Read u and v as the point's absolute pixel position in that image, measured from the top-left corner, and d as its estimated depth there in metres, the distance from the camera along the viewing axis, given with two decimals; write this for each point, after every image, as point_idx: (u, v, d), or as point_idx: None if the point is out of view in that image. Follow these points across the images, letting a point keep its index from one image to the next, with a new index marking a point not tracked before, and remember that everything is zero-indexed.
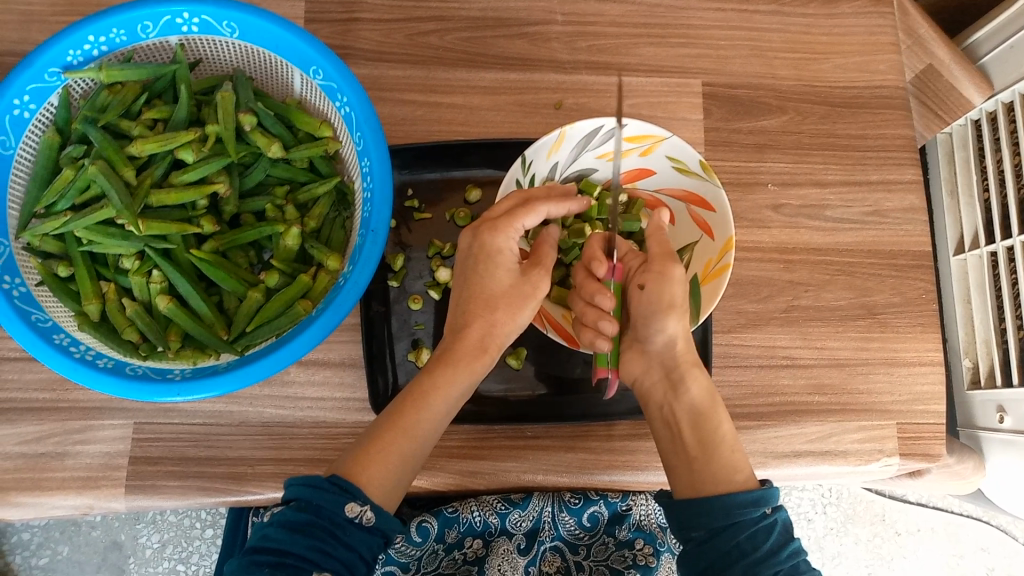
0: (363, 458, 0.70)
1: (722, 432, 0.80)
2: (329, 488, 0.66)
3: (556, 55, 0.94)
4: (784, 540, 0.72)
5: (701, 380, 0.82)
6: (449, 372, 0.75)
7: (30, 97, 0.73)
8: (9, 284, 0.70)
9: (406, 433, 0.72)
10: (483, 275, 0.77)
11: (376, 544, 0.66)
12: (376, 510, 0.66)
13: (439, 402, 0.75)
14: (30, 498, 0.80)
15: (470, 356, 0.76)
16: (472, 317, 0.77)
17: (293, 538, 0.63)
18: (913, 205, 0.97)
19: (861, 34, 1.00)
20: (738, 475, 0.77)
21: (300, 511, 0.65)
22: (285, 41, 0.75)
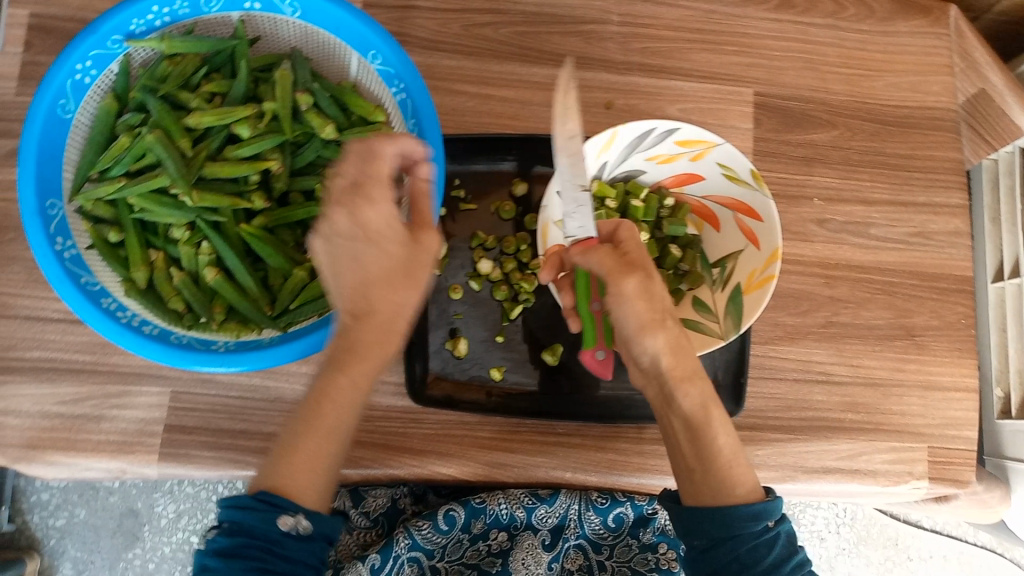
0: (290, 469, 0.63)
1: (722, 445, 0.69)
2: (256, 509, 0.61)
3: (610, 55, 0.94)
4: (786, 554, 0.66)
5: (700, 390, 0.70)
6: (368, 360, 0.65)
7: (92, 63, 0.73)
8: (61, 245, 0.69)
9: (331, 434, 0.64)
10: (371, 249, 0.64)
11: (319, 549, 0.63)
12: (312, 517, 0.62)
13: (353, 396, 0.65)
14: (66, 458, 0.80)
15: (372, 337, 0.65)
16: (374, 298, 0.64)
17: (229, 564, 0.60)
18: (958, 229, 0.97)
19: (917, 54, 0.99)
20: (738, 489, 0.68)
21: (231, 536, 0.61)
22: (347, 24, 0.75)
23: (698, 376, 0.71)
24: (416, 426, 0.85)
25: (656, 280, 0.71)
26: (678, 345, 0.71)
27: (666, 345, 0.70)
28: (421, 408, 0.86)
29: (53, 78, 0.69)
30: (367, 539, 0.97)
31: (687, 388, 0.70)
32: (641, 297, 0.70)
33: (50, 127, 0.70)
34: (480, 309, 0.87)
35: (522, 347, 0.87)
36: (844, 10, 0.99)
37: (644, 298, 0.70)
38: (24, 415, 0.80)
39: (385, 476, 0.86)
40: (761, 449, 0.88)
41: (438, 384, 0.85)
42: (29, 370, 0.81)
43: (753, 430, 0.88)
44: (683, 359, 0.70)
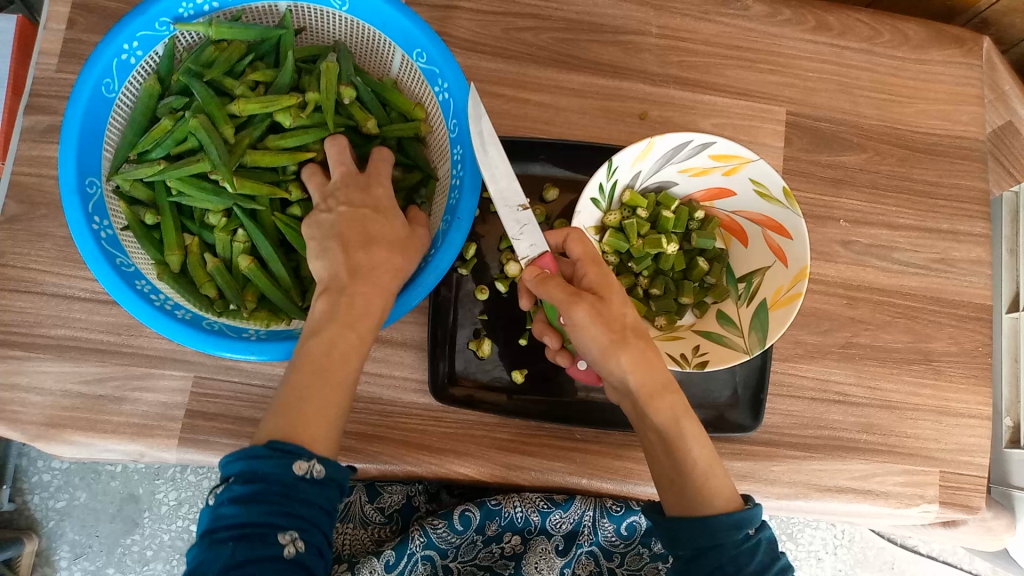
0: (298, 419, 0.60)
1: (694, 458, 0.68)
2: (271, 456, 0.57)
3: (646, 66, 0.95)
4: (767, 561, 0.67)
5: (673, 401, 0.69)
6: (364, 314, 0.64)
7: (139, 44, 0.73)
8: (99, 225, 0.69)
9: (338, 385, 0.62)
10: (372, 217, 0.68)
11: (332, 493, 0.60)
12: (326, 462, 0.59)
13: (357, 348, 0.63)
14: (85, 438, 0.80)
15: (369, 292, 0.64)
16: (373, 258, 0.65)
17: (248, 510, 0.56)
18: (980, 258, 0.98)
19: (948, 83, 1.00)
20: (716, 500, 0.67)
21: (246, 483, 0.57)
22: (393, 20, 0.74)
23: (667, 388, 0.69)
24: (436, 425, 0.85)
25: (611, 302, 0.70)
26: (646, 360, 0.69)
27: (631, 363, 0.68)
28: (442, 407, 0.85)
29: (101, 56, 0.69)
30: (382, 534, 0.98)
31: (658, 401, 0.68)
32: (597, 319, 0.68)
33: (94, 106, 0.70)
34: (505, 311, 0.87)
35: (545, 351, 0.87)
36: (879, 36, 1.00)
37: (599, 320, 0.68)
38: (46, 392, 0.80)
39: (402, 473, 0.85)
40: (777, 465, 0.88)
41: (461, 383, 0.86)
42: (53, 348, 0.81)
43: (770, 446, 0.88)
44: (650, 370, 0.69)
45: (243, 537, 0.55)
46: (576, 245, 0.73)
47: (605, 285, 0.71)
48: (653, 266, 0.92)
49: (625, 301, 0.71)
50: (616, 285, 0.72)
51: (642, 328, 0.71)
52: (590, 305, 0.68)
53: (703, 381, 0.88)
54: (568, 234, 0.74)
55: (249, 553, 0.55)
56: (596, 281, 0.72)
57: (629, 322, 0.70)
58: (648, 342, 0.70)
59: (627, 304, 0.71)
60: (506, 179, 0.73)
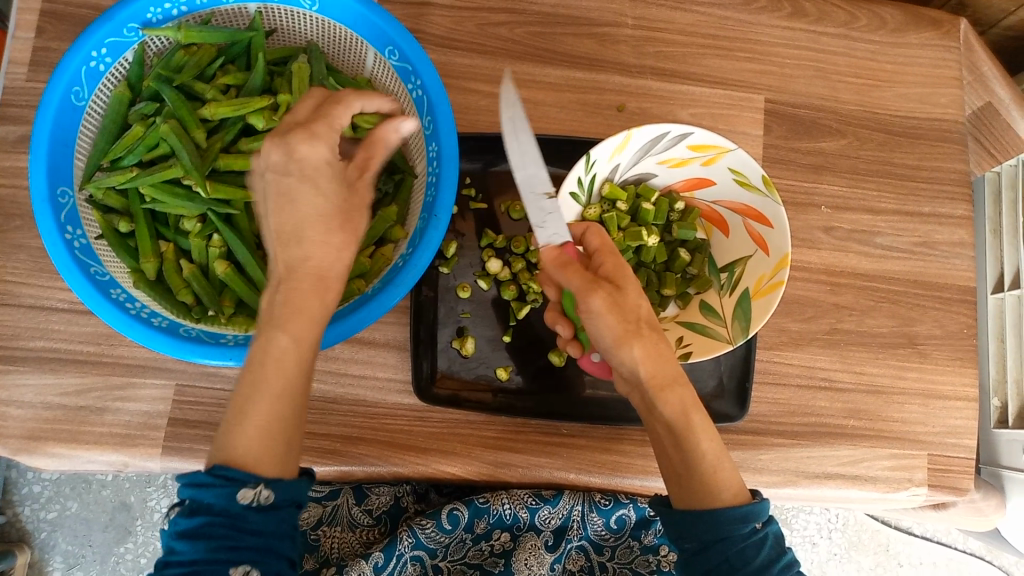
0: (243, 435, 0.57)
1: (703, 452, 0.67)
2: (212, 485, 0.55)
3: (623, 58, 0.95)
4: (776, 554, 0.65)
5: (684, 395, 0.68)
6: (308, 315, 0.60)
7: (107, 50, 0.72)
8: (71, 234, 0.68)
9: (281, 393, 0.59)
10: (298, 189, 0.60)
11: (288, 514, 0.59)
12: (272, 485, 0.58)
13: (301, 353, 0.60)
14: (68, 451, 0.80)
15: (306, 284, 0.60)
16: (304, 243, 0.60)
17: (196, 545, 0.56)
18: (963, 240, 0.98)
19: (926, 66, 1.00)
20: (723, 493, 0.66)
21: (192, 516, 0.56)
22: (366, 19, 0.74)
23: (678, 381, 0.68)
24: (421, 425, 0.85)
25: (627, 292, 0.69)
26: (658, 353, 0.68)
27: (643, 355, 0.67)
28: (426, 407, 0.85)
29: (68, 64, 0.68)
30: (370, 537, 0.98)
31: (667, 395, 0.67)
32: (611, 309, 0.67)
33: (63, 114, 0.69)
34: (488, 308, 0.87)
35: (528, 348, 0.87)
36: (857, 20, 0.99)
37: (614, 310, 0.67)
38: (27, 405, 0.79)
39: (388, 474, 0.85)
40: (765, 453, 0.88)
41: (444, 382, 0.85)
42: (32, 360, 0.80)
43: (756, 434, 0.88)
44: (663, 362, 0.68)
45: (194, 574, 0.55)
46: (595, 236, 0.72)
47: (622, 275, 0.70)
48: (635, 259, 0.92)
49: (640, 293, 0.70)
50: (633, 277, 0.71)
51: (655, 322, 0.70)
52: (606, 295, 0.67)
53: (688, 372, 0.88)
54: (586, 227, 0.73)
55: None
56: (614, 270, 0.70)
57: (644, 314, 0.69)
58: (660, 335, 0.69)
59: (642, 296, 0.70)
60: (534, 165, 0.69)
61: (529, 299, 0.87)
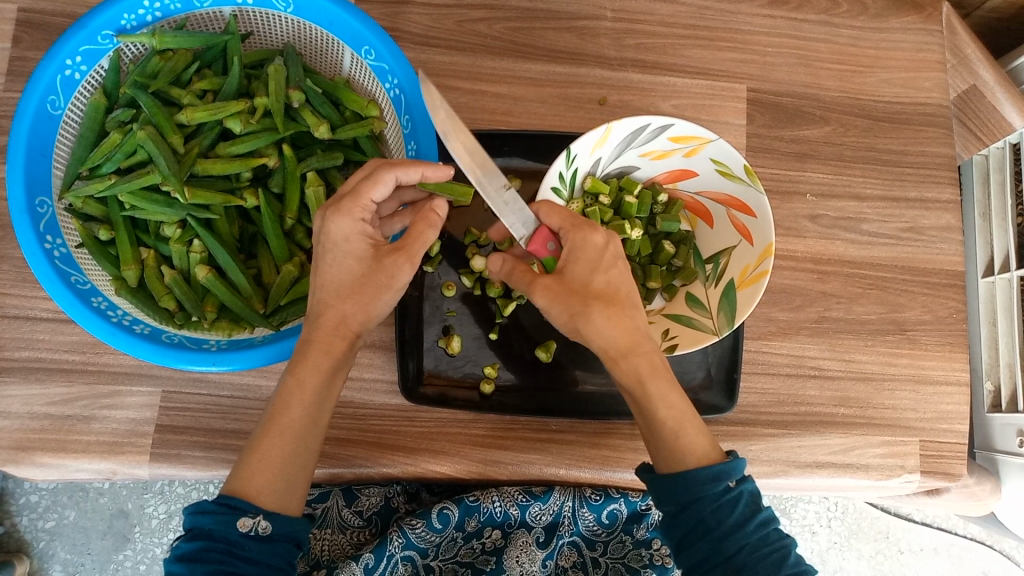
0: (248, 470, 0.65)
1: (663, 419, 0.68)
2: (214, 512, 0.62)
3: (603, 51, 0.94)
4: (749, 513, 0.65)
5: (642, 363, 0.67)
6: (315, 365, 0.67)
7: (82, 59, 0.72)
8: (51, 244, 0.68)
9: (290, 436, 0.66)
10: (337, 261, 0.66)
11: (283, 548, 0.65)
12: (272, 517, 0.64)
13: (304, 399, 0.67)
14: (55, 460, 0.80)
15: (325, 343, 0.67)
16: (324, 305, 0.67)
17: (191, 568, 0.62)
18: (950, 224, 0.97)
19: (908, 50, 1.00)
20: (687, 456, 0.67)
21: (194, 540, 0.63)
22: (340, 19, 0.74)
23: (635, 351, 0.67)
24: (408, 425, 0.85)
25: (578, 266, 0.68)
26: (612, 327, 0.67)
27: (606, 322, 0.66)
28: (413, 407, 0.85)
29: (43, 73, 0.68)
30: (361, 537, 0.98)
31: (620, 364, 0.68)
32: (569, 284, 0.67)
33: (40, 122, 0.69)
34: (474, 306, 0.87)
35: (515, 344, 0.86)
36: (838, 6, 0.99)
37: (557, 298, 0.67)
38: (13, 416, 0.80)
39: (378, 475, 0.85)
40: (756, 444, 0.88)
41: (432, 381, 0.85)
42: (18, 370, 0.80)
43: (747, 425, 0.88)
44: (621, 330, 0.67)
45: None
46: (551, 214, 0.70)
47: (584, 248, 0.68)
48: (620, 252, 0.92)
49: (595, 269, 0.68)
50: (591, 242, 0.68)
51: (617, 292, 0.68)
52: (546, 285, 0.68)
53: (676, 364, 0.87)
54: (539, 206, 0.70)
55: None
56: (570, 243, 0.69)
57: (593, 288, 0.67)
58: (619, 307, 0.67)
59: (600, 269, 0.68)
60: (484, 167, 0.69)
61: (516, 295, 0.85)
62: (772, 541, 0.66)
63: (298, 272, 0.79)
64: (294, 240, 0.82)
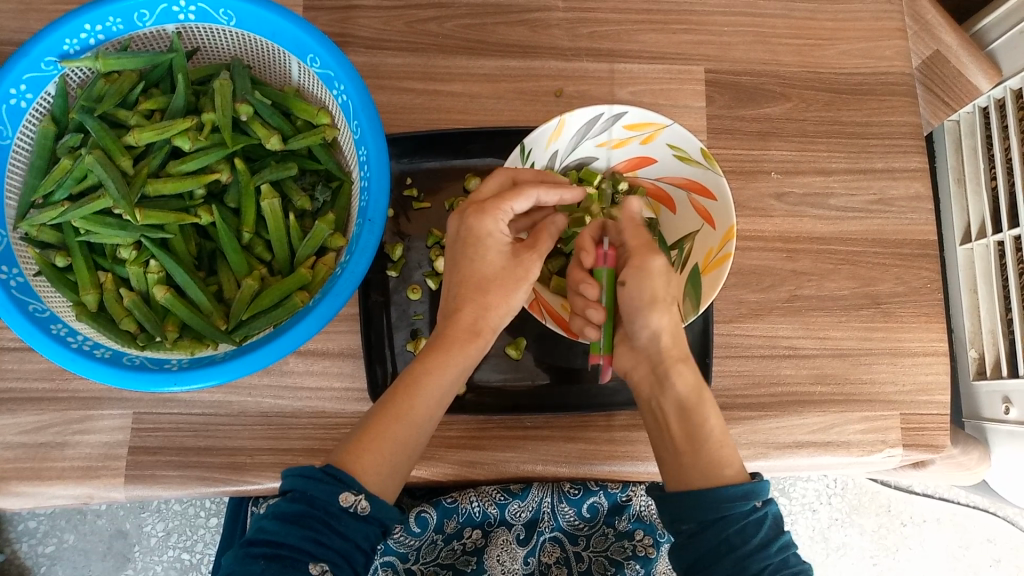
0: (358, 447, 0.68)
1: (710, 428, 0.77)
2: (322, 481, 0.64)
3: (556, 42, 0.94)
4: (773, 534, 0.70)
5: (692, 375, 0.79)
6: (446, 358, 0.73)
7: (27, 87, 0.72)
8: (6, 275, 0.69)
9: (410, 422, 0.71)
10: (476, 254, 0.74)
11: (373, 534, 0.64)
12: (371, 498, 0.64)
13: (433, 388, 0.72)
14: (31, 488, 0.80)
15: (460, 339, 0.74)
16: (463, 301, 0.75)
17: (287, 529, 0.61)
18: (919, 193, 0.96)
19: (867, 20, 0.99)
20: (726, 469, 0.74)
21: (293, 502, 0.63)
22: (282, 29, 0.73)
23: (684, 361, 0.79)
24: None
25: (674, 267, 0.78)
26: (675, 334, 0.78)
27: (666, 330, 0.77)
28: None
29: None
30: None
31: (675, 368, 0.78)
32: (662, 274, 0.76)
33: None
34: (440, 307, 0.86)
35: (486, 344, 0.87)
36: None
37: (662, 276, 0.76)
38: None
39: None
40: (733, 427, 0.87)
41: None
42: None
43: (724, 409, 0.87)
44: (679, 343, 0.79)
45: (276, 556, 0.60)
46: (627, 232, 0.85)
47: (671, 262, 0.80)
48: None
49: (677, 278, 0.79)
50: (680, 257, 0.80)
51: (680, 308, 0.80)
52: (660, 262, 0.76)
53: None
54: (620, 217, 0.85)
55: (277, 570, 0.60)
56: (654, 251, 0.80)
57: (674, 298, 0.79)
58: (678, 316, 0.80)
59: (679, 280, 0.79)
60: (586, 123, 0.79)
61: None
62: (793, 565, 0.69)
63: (258, 286, 0.80)
64: (254, 254, 0.82)
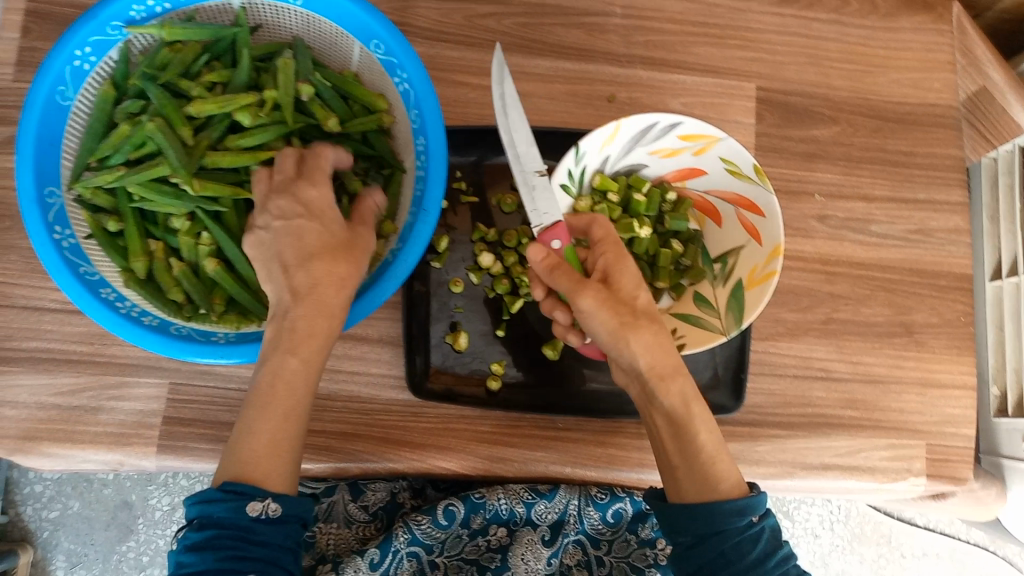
0: (247, 451, 0.60)
1: (703, 444, 0.69)
2: (223, 500, 0.59)
3: (613, 48, 0.94)
4: (770, 549, 0.68)
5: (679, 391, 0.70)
6: (313, 347, 0.63)
7: (92, 49, 0.72)
8: (60, 234, 0.69)
9: (286, 416, 0.62)
10: (306, 225, 0.65)
11: (293, 529, 0.62)
12: (281, 499, 0.61)
13: (297, 380, 0.62)
14: (62, 450, 0.80)
15: (318, 320, 0.63)
16: (304, 280, 0.63)
17: (203, 557, 0.58)
18: (959, 227, 0.97)
19: (919, 51, 0.99)
20: (721, 485, 0.68)
21: (202, 530, 0.59)
22: (351, 14, 0.74)
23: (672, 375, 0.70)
24: (414, 421, 0.85)
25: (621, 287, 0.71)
26: (653, 345, 0.70)
27: (642, 348, 0.69)
28: (420, 402, 0.85)
29: (53, 63, 0.69)
30: (366, 533, 0.99)
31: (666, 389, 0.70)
32: (602, 305, 0.68)
33: (49, 113, 0.69)
34: (480, 301, 0.87)
35: (523, 342, 0.87)
36: (848, 5, 0.99)
37: (606, 304, 0.68)
38: (21, 405, 0.80)
39: (383, 470, 0.85)
40: (762, 444, 0.88)
41: (439, 377, 0.85)
42: (25, 360, 0.81)
43: (753, 426, 0.88)
44: (663, 354, 0.70)
45: None
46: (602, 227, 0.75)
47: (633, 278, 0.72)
48: None
49: (637, 285, 0.72)
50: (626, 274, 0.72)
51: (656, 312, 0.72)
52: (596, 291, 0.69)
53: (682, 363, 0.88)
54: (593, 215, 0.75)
55: None
56: (612, 262, 0.72)
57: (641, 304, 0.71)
58: (661, 326, 0.71)
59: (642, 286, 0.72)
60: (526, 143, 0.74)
61: (522, 292, 0.87)
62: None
63: None
64: None
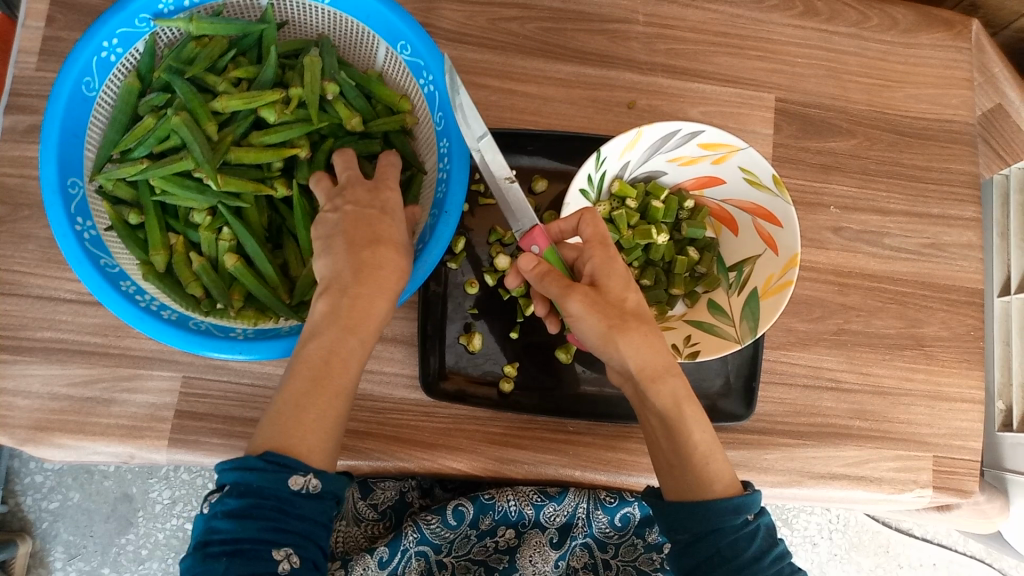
0: (294, 425, 0.60)
1: (696, 444, 0.69)
2: (265, 470, 0.58)
3: (634, 55, 0.94)
4: (766, 546, 0.68)
5: (671, 392, 0.69)
6: (364, 334, 0.63)
7: (118, 41, 0.71)
8: (81, 226, 0.68)
9: (336, 393, 0.62)
10: (377, 215, 0.65)
11: (328, 505, 0.62)
12: (321, 475, 0.60)
13: (348, 359, 0.62)
14: (74, 441, 0.80)
15: (371, 301, 0.62)
16: (360, 266, 0.63)
17: (243, 525, 0.57)
18: (971, 242, 0.97)
19: (937, 67, 1.00)
20: (715, 485, 0.68)
21: (241, 497, 0.58)
22: (378, 14, 0.73)
23: (666, 375, 0.69)
24: (426, 420, 0.85)
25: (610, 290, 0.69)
26: (647, 347, 0.69)
27: (632, 348, 0.68)
28: (433, 402, 0.85)
29: (80, 53, 0.68)
30: (375, 531, 0.99)
31: (658, 390, 0.69)
32: (591, 309, 0.68)
33: (74, 104, 0.69)
34: (495, 303, 0.87)
35: (536, 345, 0.87)
36: (868, 20, 0.99)
37: (596, 307, 0.68)
38: (33, 395, 0.79)
39: (394, 469, 0.85)
40: (771, 453, 0.88)
41: (452, 378, 0.85)
42: (39, 350, 0.80)
43: (763, 434, 0.88)
44: (654, 354, 0.69)
45: (237, 552, 0.57)
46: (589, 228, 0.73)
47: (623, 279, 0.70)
48: (644, 257, 0.92)
49: (627, 286, 0.70)
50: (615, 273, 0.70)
51: (646, 313, 0.71)
52: (583, 294, 0.68)
53: (695, 370, 0.88)
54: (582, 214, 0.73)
55: (242, 568, 0.57)
56: (601, 266, 0.70)
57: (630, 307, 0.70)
58: (651, 327, 0.70)
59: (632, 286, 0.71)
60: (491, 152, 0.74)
61: None
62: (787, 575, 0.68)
63: None
64: None
